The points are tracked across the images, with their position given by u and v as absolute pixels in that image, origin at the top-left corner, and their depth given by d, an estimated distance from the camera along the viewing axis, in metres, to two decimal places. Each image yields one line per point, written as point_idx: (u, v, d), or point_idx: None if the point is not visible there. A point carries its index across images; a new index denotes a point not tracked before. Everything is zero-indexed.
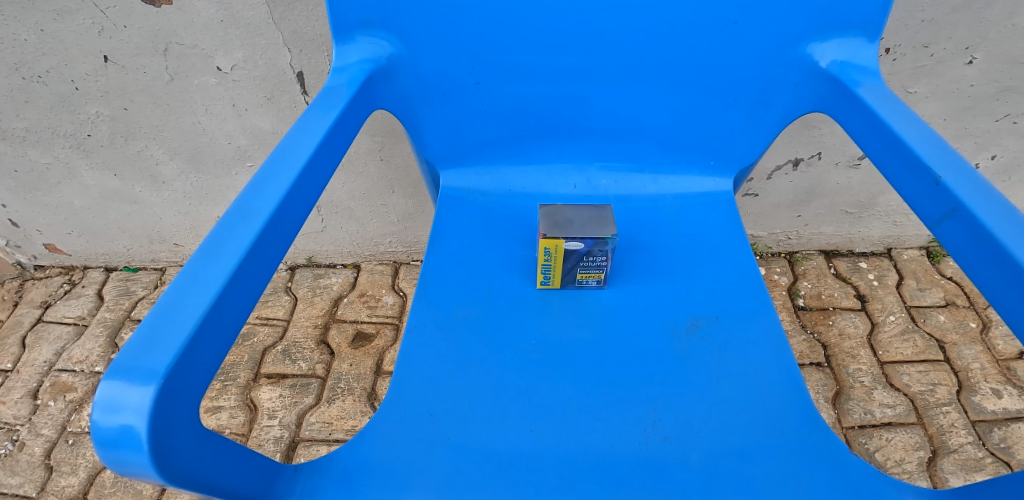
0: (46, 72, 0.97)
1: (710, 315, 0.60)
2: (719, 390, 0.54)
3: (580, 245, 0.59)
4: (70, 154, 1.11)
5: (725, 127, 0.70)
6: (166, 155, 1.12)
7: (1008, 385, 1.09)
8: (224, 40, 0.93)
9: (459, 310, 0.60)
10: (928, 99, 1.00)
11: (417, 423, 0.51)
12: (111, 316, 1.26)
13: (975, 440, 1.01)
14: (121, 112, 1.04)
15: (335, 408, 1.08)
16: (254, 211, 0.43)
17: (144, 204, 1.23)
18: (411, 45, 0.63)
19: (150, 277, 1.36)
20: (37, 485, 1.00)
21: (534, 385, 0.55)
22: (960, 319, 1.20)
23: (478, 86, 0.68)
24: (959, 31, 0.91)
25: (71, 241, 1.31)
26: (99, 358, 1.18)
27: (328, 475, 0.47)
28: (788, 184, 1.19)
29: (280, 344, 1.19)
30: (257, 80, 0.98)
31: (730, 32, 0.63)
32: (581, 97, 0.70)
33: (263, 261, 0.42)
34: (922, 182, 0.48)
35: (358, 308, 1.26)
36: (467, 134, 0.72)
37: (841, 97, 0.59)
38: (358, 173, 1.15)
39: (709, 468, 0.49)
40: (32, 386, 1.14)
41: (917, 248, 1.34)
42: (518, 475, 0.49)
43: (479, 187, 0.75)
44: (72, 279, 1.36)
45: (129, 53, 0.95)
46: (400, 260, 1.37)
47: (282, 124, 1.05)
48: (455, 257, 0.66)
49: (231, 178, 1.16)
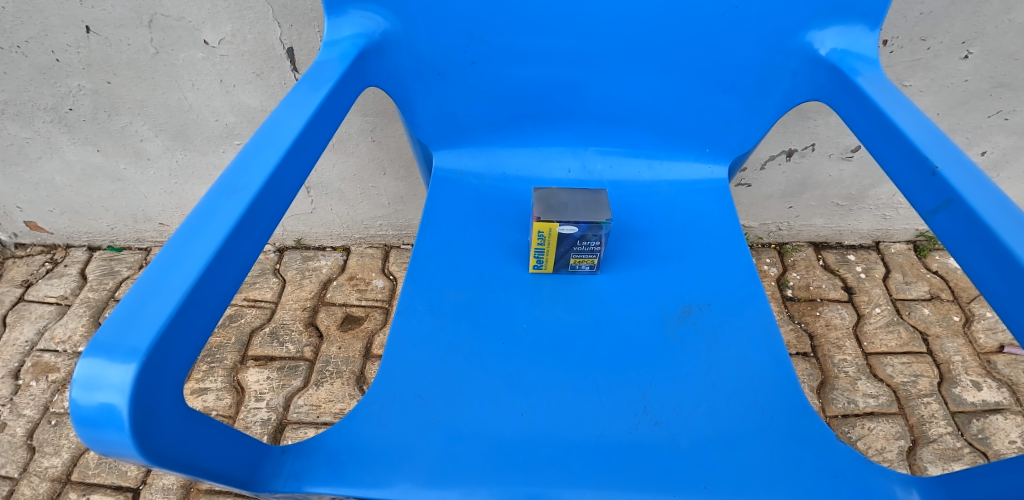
0: (26, 42, 0.94)
1: (702, 302, 0.60)
2: (709, 376, 0.54)
3: (574, 229, 0.58)
4: (50, 129, 1.08)
5: (721, 114, 0.69)
6: (151, 131, 1.09)
7: (988, 377, 1.11)
8: (211, 13, 0.90)
9: (450, 294, 0.60)
10: (922, 93, 1.00)
11: (406, 405, 0.51)
12: (94, 296, 1.24)
13: (953, 430, 1.03)
14: (104, 86, 1.01)
15: (324, 391, 1.08)
16: (240, 187, 0.41)
17: (128, 181, 1.20)
18: (405, 21, 0.62)
19: (135, 257, 1.34)
20: (20, 465, 0.99)
21: (526, 369, 0.54)
22: (944, 312, 1.21)
23: (473, 66, 0.67)
24: (956, 24, 0.90)
25: (53, 218, 1.28)
26: (82, 338, 1.17)
27: (315, 456, 0.46)
28: (780, 175, 1.19)
29: (268, 325, 1.18)
30: (245, 56, 0.96)
31: (730, 17, 0.62)
32: (578, 81, 0.69)
33: (250, 239, 0.40)
34: (918, 171, 0.48)
35: (347, 291, 1.25)
36: (461, 114, 0.71)
37: (840, 85, 0.59)
38: (349, 153, 1.13)
39: (699, 453, 0.49)
40: (14, 366, 1.12)
41: (905, 242, 1.36)
42: (508, 459, 0.48)
43: (473, 169, 0.74)
44: (55, 257, 1.33)
45: (112, 25, 0.92)
46: (391, 243, 1.35)
47: (271, 101, 1.02)
48: (447, 240, 0.65)
49: (218, 155, 1.13)
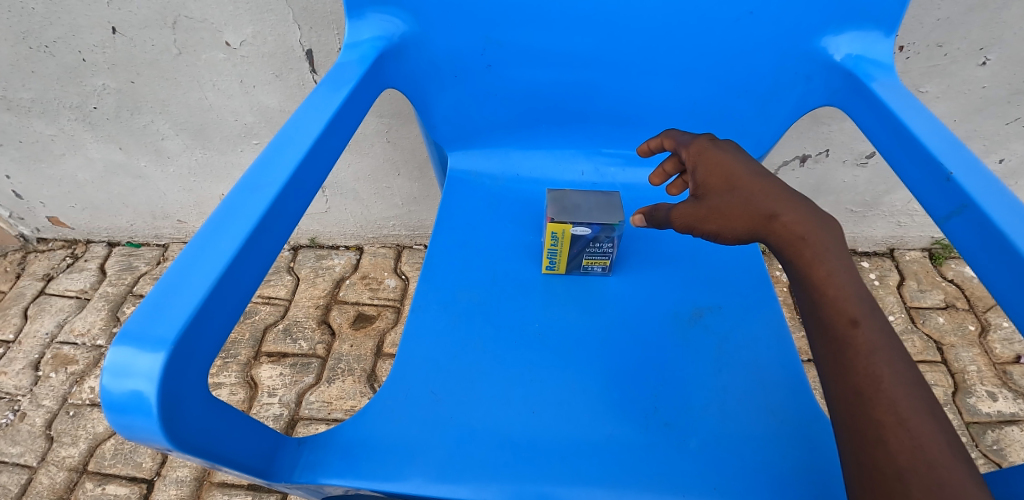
0: (53, 42, 0.96)
1: (713, 305, 0.60)
2: (720, 377, 0.54)
3: (587, 230, 0.59)
4: (75, 127, 1.11)
5: (734, 119, 0.69)
6: (172, 130, 1.11)
7: (1004, 388, 1.09)
8: (233, 16, 0.92)
9: (463, 292, 0.61)
10: (939, 99, 0.99)
11: (419, 401, 0.52)
12: (113, 291, 1.27)
13: (968, 441, 1.02)
14: (127, 85, 1.03)
15: (335, 388, 1.09)
16: (263, 185, 0.43)
17: (148, 179, 1.23)
18: (422, 23, 0.63)
19: (153, 253, 1.36)
20: (38, 454, 1.01)
21: (537, 368, 0.55)
22: (959, 321, 1.20)
23: (489, 69, 0.68)
24: (973, 31, 0.90)
25: (74, 214, 1.31)
26: (100, 332, 1.19)
27: (329, 449, 0.47)
28: (793, 180, 1.19)
29: (281, 322, 1.20)
30: (265, 57, 0.98)
31: (745, 22, 0.62)
32: (592, 84, 0.70)
33: (272, 234, 0.42)
34: (931, 176, 0.48)
35: (359, 290, 1.27)
36: (476, 115, 0.72)
37: (854, 90, 0.59)
38: (364, 153, 1.14)
39: (709, 453, 0.49)
40: (34, 357, 1.15)
41: (919, 249, 1.34)
42: (519, 456, 0.49)
43: (487, 170, 0.75)
44: (75, 252, 1.36)
45: (137, 26, 0.94)
46: (403, 243, 1.37)
47: (290, 102, 1.04)
48: (461, 239, 0.66)
49: (236, 155, 1.16)
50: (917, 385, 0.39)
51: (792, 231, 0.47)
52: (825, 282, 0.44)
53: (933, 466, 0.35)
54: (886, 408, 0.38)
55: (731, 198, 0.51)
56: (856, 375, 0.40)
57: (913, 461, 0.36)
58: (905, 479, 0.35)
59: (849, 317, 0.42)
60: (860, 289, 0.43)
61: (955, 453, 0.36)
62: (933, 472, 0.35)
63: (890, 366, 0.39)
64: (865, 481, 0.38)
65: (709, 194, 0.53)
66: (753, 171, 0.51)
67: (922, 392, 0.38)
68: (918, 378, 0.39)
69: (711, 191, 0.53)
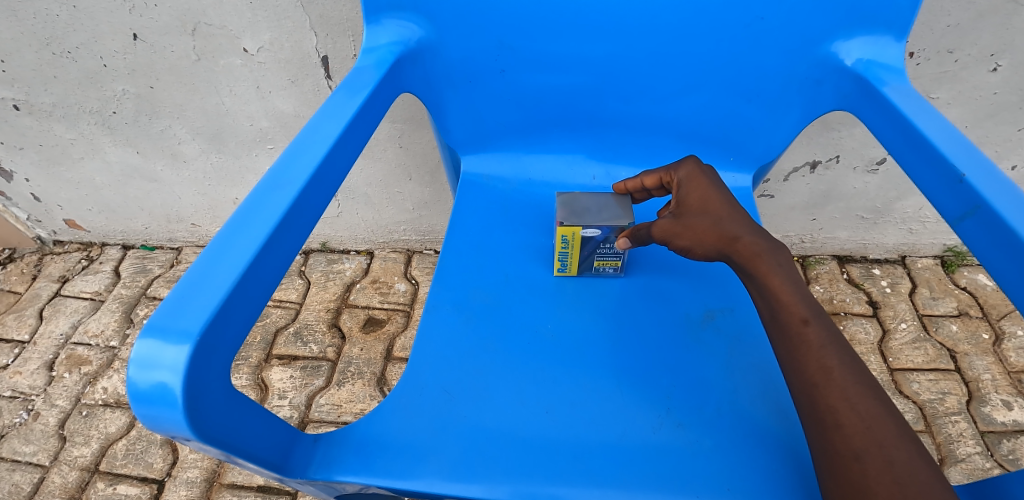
0: (76, 48, 0.99)
1: (725, 307, 0.60)
2: (733, 378, 0.54)
3: (597, 232, 0.59)
4: (94, 131, 1.13)
5: (745, 123, 0.70)
6: (188, 134, 1.13)
7: (1019, 396, 1.08)
8: (251, 22, 0.94)
9: (476, 293, 0.61)
10: (950, 105, 0.99)
11: (433, 399, 0.52)
12: (127, 293, 1.28)
13: (983, 450, 1.01)
14: (146, 90, 1.05)
15: (345, 391, 1.10)
16: (283, 185, 0.43)
17: (163, 182, 1.25)
18: (437, 29, 0.64)
19: (167, 256, 1.38)
20: (51, 454, 1.02)
21: (549, 369, 0.55)
22: (972, 330, 1.19)
23: (503, 73, 0.69)
24: (984, 36, 0.90)
25: (91, 217, 1.33)
26: (114, 333, 1.20)
27: (344, 446, 0.48)
28: (804, 186, 1.19)
29: (292, 325, 1.21)
30: (282, 63, 0.99)
31: (756, 27, 0.62)
32: (604, 88, 0.70)
33: (292, 233, 0.42)
34: (943, 177, 0.49)
35: (370, 294, 1.27)
36: (489, 120, 0.73)
37: (865, 94, 0.59)
38: (376, 158, 1.15)
39: (721, 454, 0.49)
40: (48, 358, 1.17)
41: (932, 257, 1.33)
42: (532, 456, 0.49)
43: (499, 174, 0.76)
44: (91, 255, 1.38)
45: (157, 32, 0.96)
46: (414, 248, 1.38)
47: (305, 107, 1.06)
48: (473, 241, 0.67)
49: (251, 159, 1.17)
50: (863, 375, 0.43)
51: (750, 249, 0.50)
52: (779, 291, 0.47)
53: (882, 444, 0.39)
54: (839, 395, 0.42)
55: (705, 218, 0.54)
56: (810, 367, 0.44)
57: (867, 442, 0.39)
58: (862, 458, 0.39)
59: (801, 318, 0.45)
60: (807, 295, 0.47)
61: (902, 433, 0.39)
62: (884, 451, 0.39)
63: (838, 359, 0.43)
64: (828, 463, 0.41)
65: (686, 214, 0.56)
66: (725, 198, 0.55)
67: (868, 381, 0.42)
68: (863, 369, 0.43)
69: (688, 212, 0.56)
